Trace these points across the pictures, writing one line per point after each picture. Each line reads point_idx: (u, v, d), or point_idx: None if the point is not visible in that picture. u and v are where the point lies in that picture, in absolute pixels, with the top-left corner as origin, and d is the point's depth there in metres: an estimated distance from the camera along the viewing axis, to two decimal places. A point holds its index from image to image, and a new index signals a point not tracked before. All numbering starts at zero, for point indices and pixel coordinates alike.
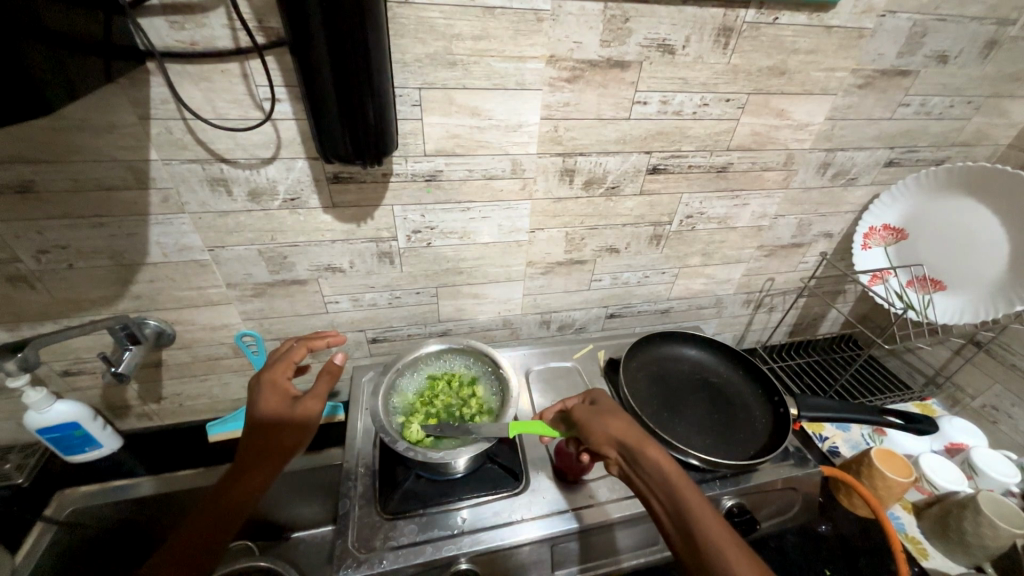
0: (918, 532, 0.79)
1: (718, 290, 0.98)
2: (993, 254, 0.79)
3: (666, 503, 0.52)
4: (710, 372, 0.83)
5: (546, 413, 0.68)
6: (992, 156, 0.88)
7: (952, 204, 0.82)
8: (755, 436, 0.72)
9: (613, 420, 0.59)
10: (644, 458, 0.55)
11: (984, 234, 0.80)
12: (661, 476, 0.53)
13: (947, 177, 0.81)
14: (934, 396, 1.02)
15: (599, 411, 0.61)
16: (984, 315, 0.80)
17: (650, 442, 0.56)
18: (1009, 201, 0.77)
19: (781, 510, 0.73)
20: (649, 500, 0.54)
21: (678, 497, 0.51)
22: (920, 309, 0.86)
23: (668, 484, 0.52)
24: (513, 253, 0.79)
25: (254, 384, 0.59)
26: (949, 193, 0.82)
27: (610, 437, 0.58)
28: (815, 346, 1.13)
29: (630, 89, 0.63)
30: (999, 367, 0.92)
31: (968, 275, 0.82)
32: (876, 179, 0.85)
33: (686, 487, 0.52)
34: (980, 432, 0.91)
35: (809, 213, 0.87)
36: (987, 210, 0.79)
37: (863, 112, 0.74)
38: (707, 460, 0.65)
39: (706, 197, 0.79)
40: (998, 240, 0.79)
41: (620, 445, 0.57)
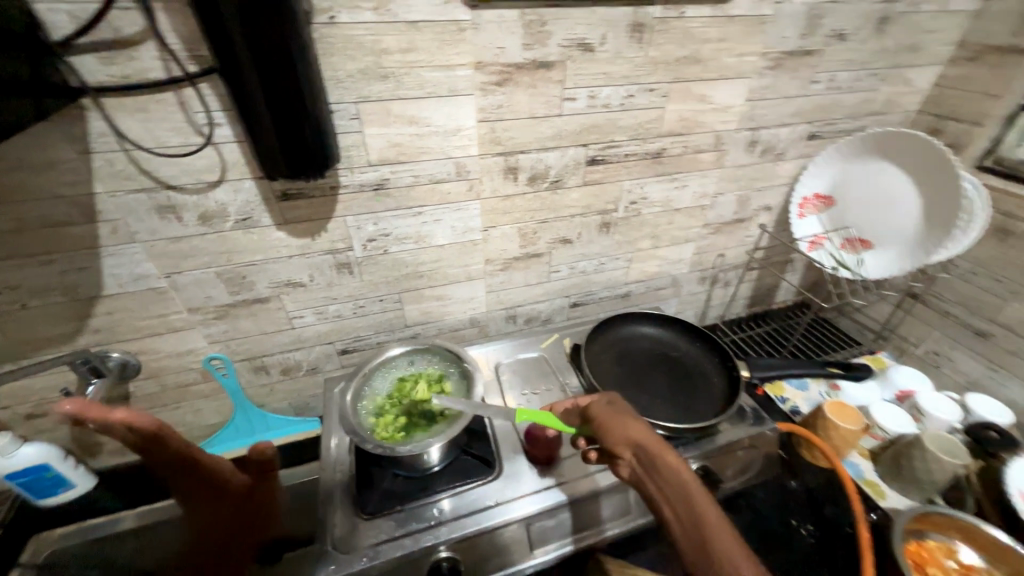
0: (875, 476, 0.83)
1: (673, 271, 1.03)
2: (910, 209, 0.85)
3: (678, 509, 0.54)
4: (668, 346, 0.87)
5: (556, 406, 0.70)
6: (904, 122, 0.95)
7: (868, 167, 0.89)
8: (716, 399, 0.76)
9: (632, 423, 0.61)
10: (663, 464, 0.56)
11: (899, 192, 0.86)
12: (679, 482, 0.55)
13: (859, 144, 0.89)
14: (883, 348, 1.09)
15: (619, 413, 0.63)
16: (909, 266, 0.84)
17: (670, 451, 0.58)
18: (913, 159, 0.83)
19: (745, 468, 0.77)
20: (660, 504, 0.56)
21: (692, 504, 0.53)
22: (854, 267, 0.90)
23: (683, 491, 0.54)
24: (470, 252, 0.82)
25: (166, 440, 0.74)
26: (867, 159, 0.89)
27: (628, 439, 0.60)
28: (772, 315, 1.20)
29: (558, 87, 0.67)
30: (934, 315, 0.99)
31: (892, 232, 0.88)
32: (802, 151, 0.91)
33: (700, 495, 0.54)
34: (924, 377, 0.97)
35: (746, 189, 0.93)
36: (898, 170, 0.86)
37: (779, 90, 0.80)
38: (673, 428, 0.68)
39: (647, 182, 0.84)
40: (910, 197, 0.85)
41: (639, 450, 0.59)
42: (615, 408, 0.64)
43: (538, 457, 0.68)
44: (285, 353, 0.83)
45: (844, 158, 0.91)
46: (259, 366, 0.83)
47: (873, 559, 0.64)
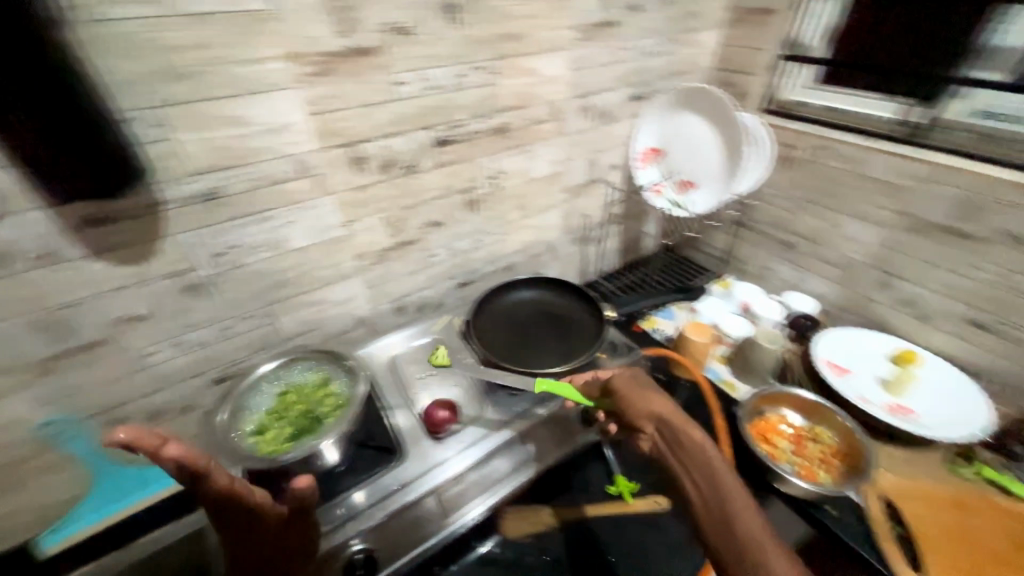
0: (729, 376, 0.98)
1: (547, 236, 1.10)
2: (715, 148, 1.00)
3: (699, 481, 0.56)
4: (544, 303, 0.93)
5: (579, 378, 0.75)
6: (705, 78, 1.12)
7: (679, 118, 1.03)
8: (593, 336, 0.86)
9: (656, 398, 0.65)
10: (686, 437, 0.60)
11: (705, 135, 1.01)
12: (699, 454, 0.58)
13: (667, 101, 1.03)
14: (729, 271, 1.29)
15: (643, 388, 0.67)
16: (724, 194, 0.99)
17: (692, 426, 0.61)
18: (707, 107, 0.99)
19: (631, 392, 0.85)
20: (680, 477, 0.58)
21: (711, 476, 0.55)
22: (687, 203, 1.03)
23: (704, 462, 0.57)
24: (337, 250, 0.80)
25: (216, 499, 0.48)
26: (676, 112, 1.03)
27: (651, 412, 0.64)
28: (642, 260, 1.35)
29: (384, 72, 0.68)
30: (756, 236, 1.19)
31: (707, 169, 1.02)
32: (630, 112, 1.03)
33: (723, 470, 0.55)
34: (756, 289, 1.18)
35: (591, 152, 1.03)
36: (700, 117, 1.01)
37: (596, 59, 0.90)
38: (567, 369, 0.77)
39: (500, 156, 0.89)
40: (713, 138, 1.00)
41: (662, 424, 0.62)
42: (641, 382, 0.68)
43: (441, 432, 0.73)
44: (145, 398, 0.74)
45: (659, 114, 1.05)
46: (115, 420, 0.73)
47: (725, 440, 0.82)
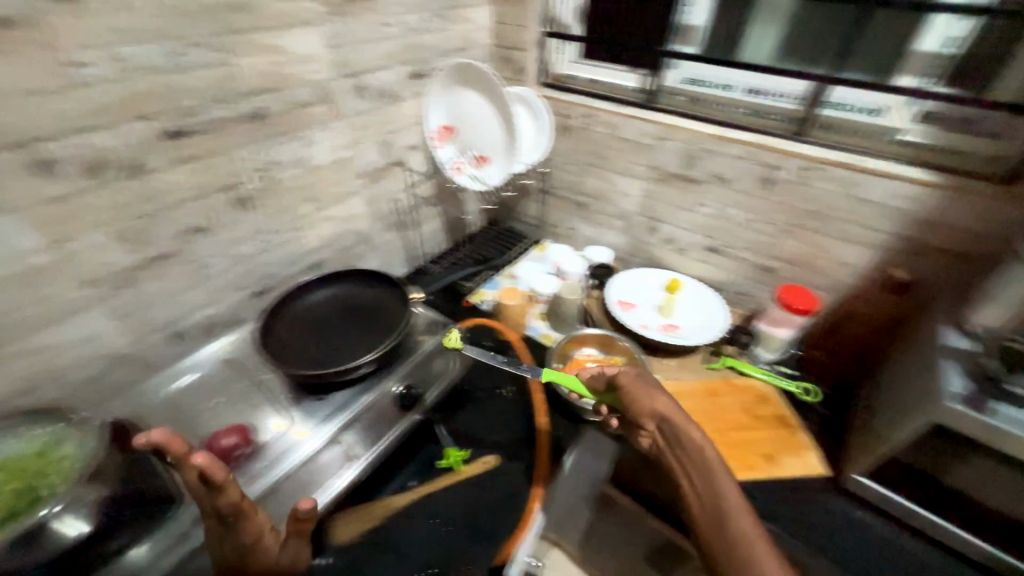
0: (548, 328, 1.08)
1: (354, 227, 1.05)
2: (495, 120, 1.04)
3: (698, 482, 0.59)
4: (340, 299, 0.87)
5: (590, 370, 0.76)
6: (486, 55, 1.17)
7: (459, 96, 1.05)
8: (399, 314, 0.83)
9: (660, 396, 0.67)
10: (686, 435, 0.62)
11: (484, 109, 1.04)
12: (699, 453, 0.60)
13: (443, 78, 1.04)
14: (545, 236, 1.41)
15: (648, 387, 0.68)
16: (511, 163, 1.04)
17: (694, 425, 0.63)
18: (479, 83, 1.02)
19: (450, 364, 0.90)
20: (681, 474, 0.62)
21: (710, 476, 0.58)
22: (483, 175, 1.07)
23: (702, 461, 0.60)
24: (47, 280, 0.63)
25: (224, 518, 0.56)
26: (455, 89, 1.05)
27: (654, 410, 0.65)
28: (468, 239, 1.41)
29: (48, 51, 0.55)
30: (558, 201, 1.32)
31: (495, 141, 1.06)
32: (414, 91, 1.03)
33: (722, 474, 0.58)
34: (566, 248, 1.31)
35: (381, 134, 1.00)
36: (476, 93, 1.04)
37: (357, 35, 0.86)
38: (377, 354, 0.74)
39: (266, 145, 0.80)
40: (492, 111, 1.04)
41: (663, 421, 0.65)
42: (645, 377, 0.70)
43: (236, 459, 0.68)
44: None
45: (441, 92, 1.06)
46: None
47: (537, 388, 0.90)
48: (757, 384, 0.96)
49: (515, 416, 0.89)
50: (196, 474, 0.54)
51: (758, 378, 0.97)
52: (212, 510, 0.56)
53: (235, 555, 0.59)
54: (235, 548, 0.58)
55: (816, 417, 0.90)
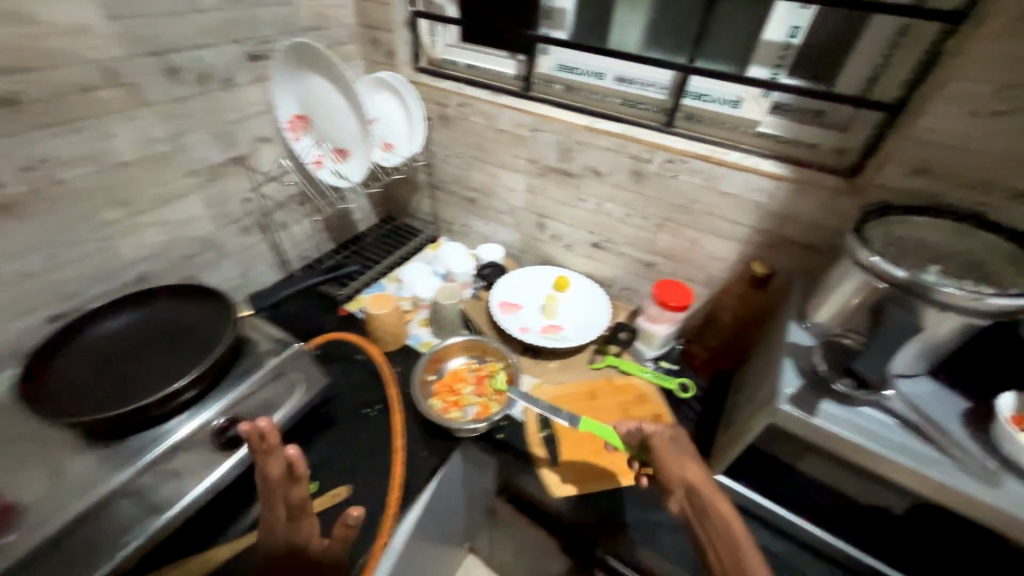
0: (429, 335, 1.01)
1: (194, 232, 0.91)
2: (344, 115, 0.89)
3: (725, 560, 0.50)
4: (147, 327, 0.75)
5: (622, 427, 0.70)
6: (352, 35, 1.05)
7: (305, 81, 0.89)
8: (218, 326, 0.74)
9: (690, 462, 0.60)
10: (713, 505, 0.55)
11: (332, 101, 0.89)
12: (727, 527, 0.52)
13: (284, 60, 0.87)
14: (442, 234, 1.33)
15: (681, 452, 0.62)
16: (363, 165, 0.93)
17: (723, 497, 0.56)
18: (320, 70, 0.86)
19: (290, 390, 0.77)
20: (705, 548, 0.53)
21: (738, 553, 0.50)
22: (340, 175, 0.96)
23: (728, 535, 0.52)
24: None
25: (278, 512, 0.52)
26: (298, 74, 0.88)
27: (683, 477, 0.59)
28: (357, 237, 1.30)
29: None
30: (449, 196, 1.23)
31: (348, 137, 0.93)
32: (256, 75, 0.89)
33: (755, 558, 0.49)
34: (461, 245, 1.23)
35: (214, 124, 0.86)
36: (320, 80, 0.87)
37: (155, 6, 0.72)
38: (194, 375, 0.65)
39: (30, 139, 0.65)
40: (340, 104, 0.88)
41: (689, 488, 0.58)
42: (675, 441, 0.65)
43: None
44: None
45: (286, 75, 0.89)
46: None
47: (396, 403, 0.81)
48: (636, 382, 0.94)
49: (378, 438, 0.82)
50: (278, 465, 0.49)
51: (638, 376, 0.95)
52: (279, 500, 0.51)
53: (281, 549, 0.54)
54: (285, 536, 0.53)
55: (690, 412, 0.89)
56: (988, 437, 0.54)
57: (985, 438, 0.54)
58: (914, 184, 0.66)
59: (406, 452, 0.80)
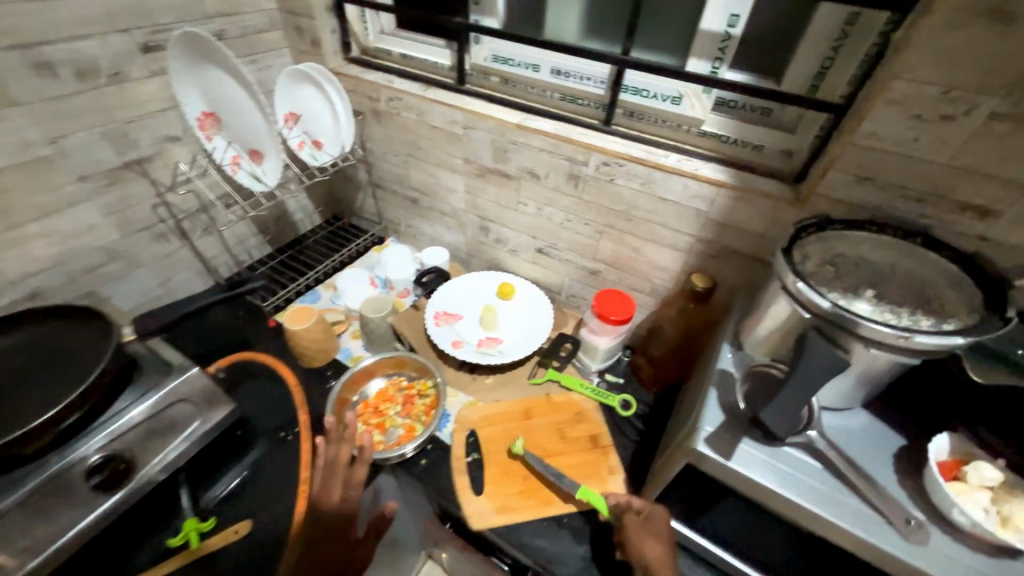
0: (360, 349, 0.96)
1: (95, 241, 0.84)
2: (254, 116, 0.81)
3: None
4: (13, 354, 0.67)
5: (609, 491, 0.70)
6: (273, 22, 0.96)
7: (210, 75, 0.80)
8: (96, 348, 0.67)
9: (657, 545, 0.60)
10: None
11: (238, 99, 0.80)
12: None
13: (183, 51, 0.77)
14: (389, 235, 1.25)
15: (653, 530, 0.62)
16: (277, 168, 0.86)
17: None
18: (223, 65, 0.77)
19: (191, 415, 0.72)
20: None
21: None
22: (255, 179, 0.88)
23: None
24: None
25: (343, 484, 0.67)
26: (202, 66, 0.79)
27: (645, 559, 0.60)
28: (298, 240, 1.22)
29: None
30: (392, 196, 1.16)
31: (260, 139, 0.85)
32: (155, 68, 0.81)
33: None
34: (408, 248, 1.15)
35: (108, 124, 0.78)
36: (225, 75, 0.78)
37: None
38: (70, 402, 0.60)
39: None
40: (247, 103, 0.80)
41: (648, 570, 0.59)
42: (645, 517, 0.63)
43: None
44: None
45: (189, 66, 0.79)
46: None
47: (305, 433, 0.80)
48: (577, 399, 0.88)
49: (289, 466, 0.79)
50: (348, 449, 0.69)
51: (578, 392, 0.89)
52: (342, 472, 0.68)
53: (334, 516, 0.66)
54: (337, 508, 0.66)
55: (631, 432, 0.84)
56: (918, 481, 0.49)
57: (916, 484, 0.49)
58: (858, 194, 0.60)
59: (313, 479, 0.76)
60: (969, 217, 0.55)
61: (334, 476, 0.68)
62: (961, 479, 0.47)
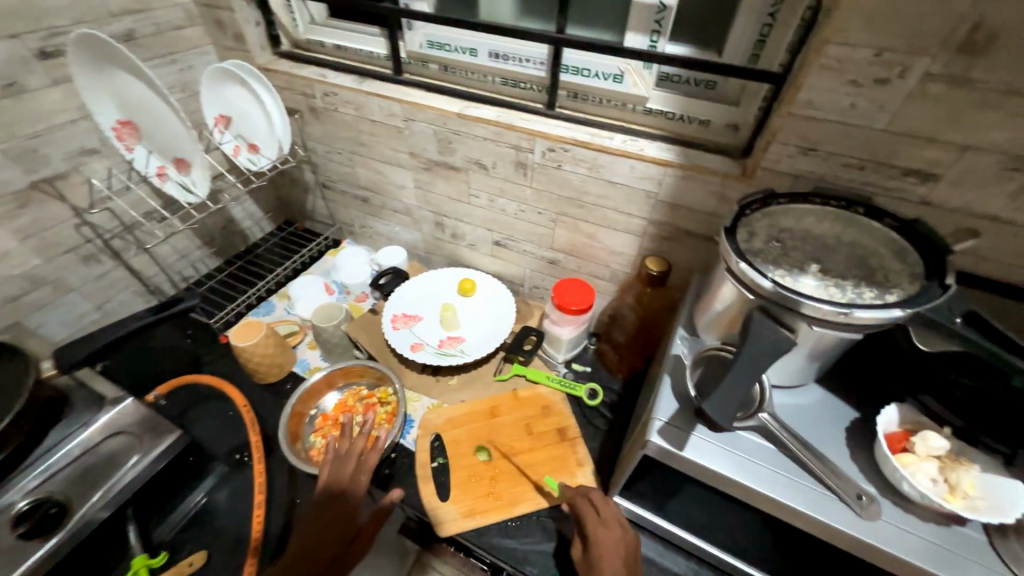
0: (319, 360, 0.92)
1: (13, 270, 0.77)
2: (179, 127, 0.76)
3: None
4: None
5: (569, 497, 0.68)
6: (190, 17, 0.89)
7: (123, 79, 0.73)
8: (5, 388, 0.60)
9: (611, 548, 0.59)
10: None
11: (160, 108, 0.75)
12: None
13: (86, 52, 0.69)
14: (344, 237, 1.21)
15: (609, 534, 0.60)
16: (206, 180, 0.81)
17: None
18: (138, 72, 0.70)
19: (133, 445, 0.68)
20: None
21: None
22: (185, 191, 0.83)
23: None
24: None
25: (352, 469, 0.67)
26: (112, 70, 0.72)
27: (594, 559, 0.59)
28: (249, 248, 1.16)
29: None
30: (342, 196, 1.11)
31: (185, 148, 0.79)
32: (58, 75, 0.73)
33: None
34: (364, 249, 1.11)
35: (10, 142, 0.70)
36: (142, 82, 0.72)
37: None
38: None
39: None
40: (170, 112, 0.75)
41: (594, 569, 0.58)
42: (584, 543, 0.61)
43: None
44: None
45: (95, 68, 0.71)
46: None
47: (258, 454, 0.78)
48: (543, 392, 0.86)
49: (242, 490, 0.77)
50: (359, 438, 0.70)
51: (544, 384, 0.87)
52: (353, 461, 0.67)
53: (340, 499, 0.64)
54: (348, 491, 0.64)
55: (599, 422, 0.83)
56: (870, 454, 0.49)
57: (869, 458, 0.49)
58: (802, 165, 0.58)
59: (268, 502, 0.74)
60: (911, 181, 0.54)
61: (345, 462, 0.67)
62: (910, 451, 0.46)
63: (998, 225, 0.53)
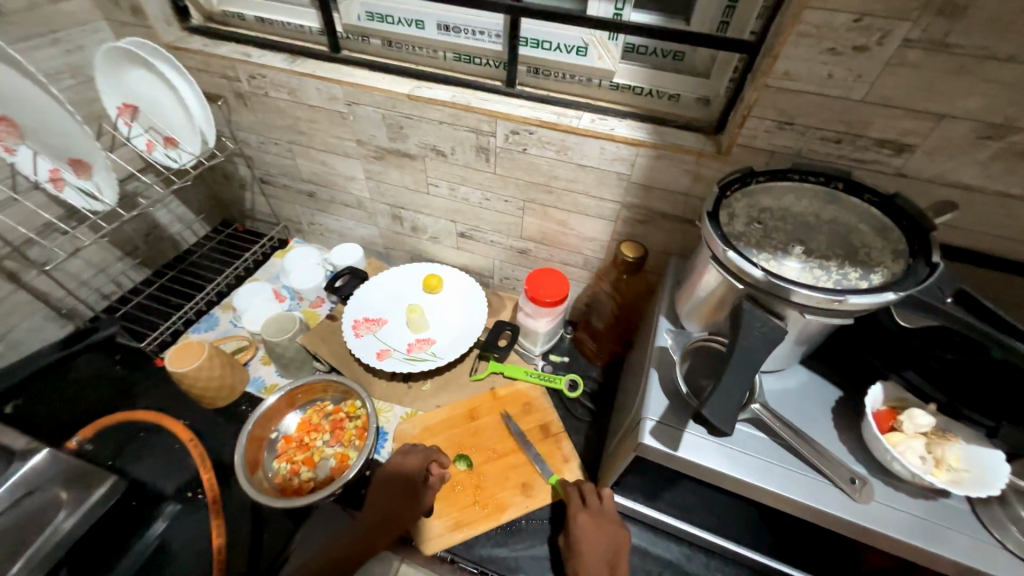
0: (275, 376, 0.83)
1: None
2: (76, 125, 0.64)
3: None
4: None
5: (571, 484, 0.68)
6: None
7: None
8: None
9: (592, 534, 0.61)
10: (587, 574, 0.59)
11: (48, 105, 0.62)
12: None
13: None
14: (292, 235, 1.10)
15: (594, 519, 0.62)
16: (111, 186, 0.71)
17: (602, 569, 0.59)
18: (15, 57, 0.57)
19: None
20: None
21: None
22: (91, 200, 0.71)
23: None
24: None
25: (407, 463, 0.67)
26: None
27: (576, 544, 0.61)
28: (183, 255, 1.04)
29: None
30: (284, 191, 1.00)
31: (82, 149, 0.67)
32: None
33: None
34: (315, 249, 1.01)
35: None
36: (21, 70, 0.59)
37: None
38: None
39: None
40: (62, 108, 0.63)
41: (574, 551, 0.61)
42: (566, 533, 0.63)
43: None
44: None
45: None
46: None
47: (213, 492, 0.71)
48: (523, 388, 0.82)
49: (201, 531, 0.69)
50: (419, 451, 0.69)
51: (524, 380, 0.83)
52: (407, 459, 0.68)
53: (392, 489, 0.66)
54: (396, 481, 0.66)
55: (582, 413, 0.81)
56: (857, 434, 0.49)
57: (858, 437, 0.49)
58: (779, 140, 0.56)
59: (228, 548, 0.67)
60: (886, 153, 0.53)
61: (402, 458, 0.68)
62: (898, 429, 0.46)
63: (967, 194, 0.53)
